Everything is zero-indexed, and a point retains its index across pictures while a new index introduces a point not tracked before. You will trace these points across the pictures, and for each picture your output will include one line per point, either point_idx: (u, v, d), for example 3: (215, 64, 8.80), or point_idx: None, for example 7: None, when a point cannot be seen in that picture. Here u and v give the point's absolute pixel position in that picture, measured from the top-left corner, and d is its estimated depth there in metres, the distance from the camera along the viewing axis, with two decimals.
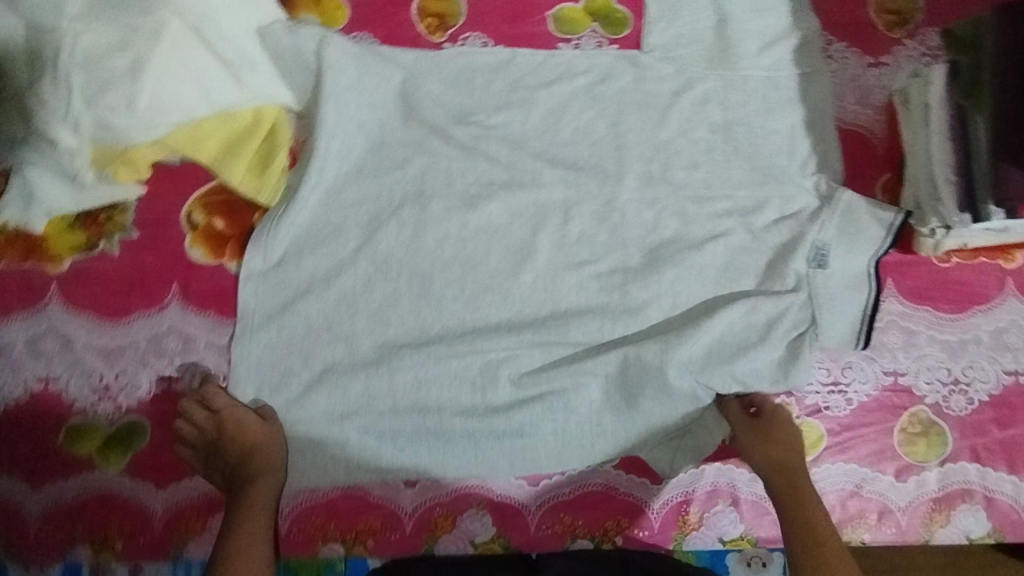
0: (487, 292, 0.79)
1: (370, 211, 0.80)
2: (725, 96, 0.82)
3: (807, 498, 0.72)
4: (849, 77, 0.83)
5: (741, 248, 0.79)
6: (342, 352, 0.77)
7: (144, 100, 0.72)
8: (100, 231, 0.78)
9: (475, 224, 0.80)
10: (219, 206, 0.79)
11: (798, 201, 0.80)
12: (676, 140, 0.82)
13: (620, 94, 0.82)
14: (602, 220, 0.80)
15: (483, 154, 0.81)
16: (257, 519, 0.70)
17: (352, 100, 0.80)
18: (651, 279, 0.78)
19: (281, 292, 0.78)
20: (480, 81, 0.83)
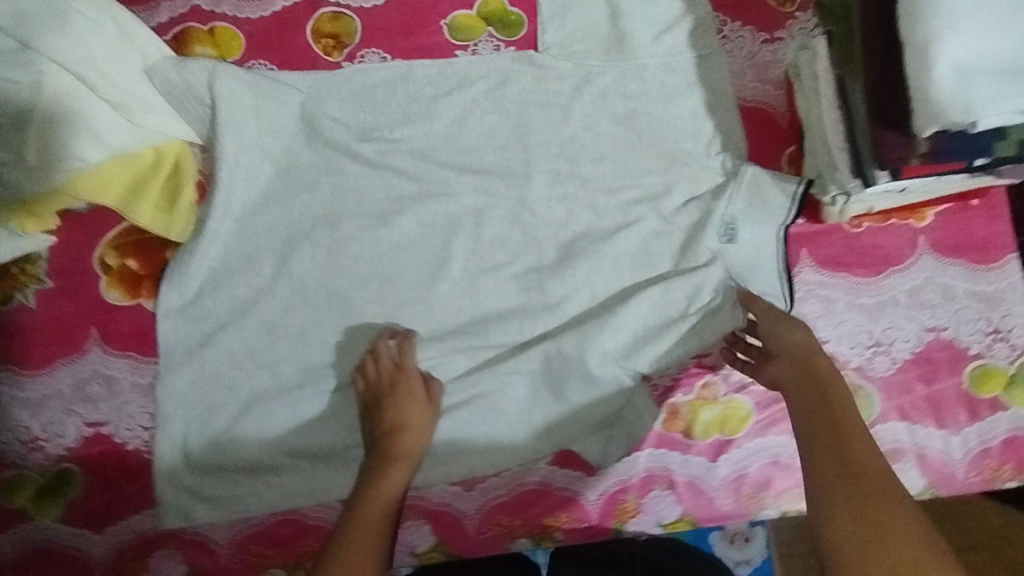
0: (407, 304, 0.79)
1: (284, 237, 0.81)
2: (623, 86, 0.82)
3: (833, 382, 0.69)
4: (746, 55, 0.84)
5: (654, 233, 0.80)
6: (268, 380, 0.78)
7: (35, 150, 0.73)
8: (15, 283, 0.78)
9: (392, 239, 0.80)
10: (131, 247, 0.79)
11: (704, 183, 0.80)
12: (580, 134, 0.82)
13: (520, 95, 0.83)
14: (515, 220, 0.80)
15: (389, 168, 0.82)
16: (387, 496, 0.70)
17: (253, 129, 0.80)
18: (567, 274, 0.79)
19: (201, 327, 0.79)
20: (380, 98, 0.83)
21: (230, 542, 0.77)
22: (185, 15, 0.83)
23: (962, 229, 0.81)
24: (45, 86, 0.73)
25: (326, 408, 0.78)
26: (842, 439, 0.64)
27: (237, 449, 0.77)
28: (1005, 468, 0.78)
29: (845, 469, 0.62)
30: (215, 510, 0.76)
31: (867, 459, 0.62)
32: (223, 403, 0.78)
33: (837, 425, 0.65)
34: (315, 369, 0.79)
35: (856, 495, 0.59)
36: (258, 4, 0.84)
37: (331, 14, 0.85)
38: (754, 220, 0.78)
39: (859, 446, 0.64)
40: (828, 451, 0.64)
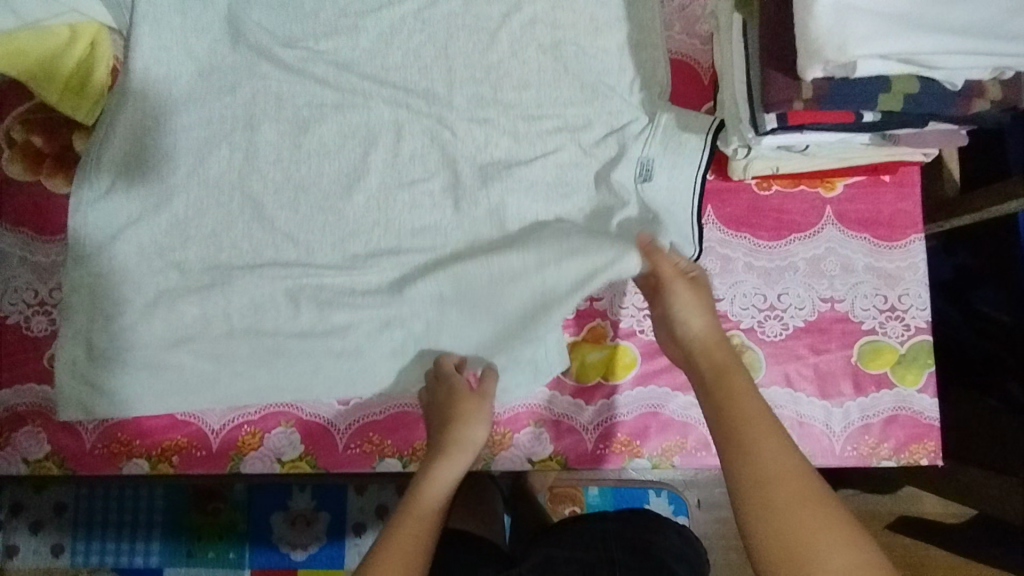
0: (320, 213, 0.78)
1: (202, 136, 0.78)
2: (552, 17, 0.80)
3: (729, 373, 0.63)
4: (675, 8, 0.83)
5: (571, 162, 0.79)
6: (152, 271, 0.76)
7: None
8: None
9: (307, 147, 0.79)
10: (38, 124, 0.79)
11: (629, 115, 0.79)
12: (506, 62, 0.80)
13: (450, 17, 0.81)
14: (433, 138, 0.79)
15: (311, 77, 0.79)
16: (436, 491, 0.68)
17: (176, 25, 0.79)
18: (482, 196, 0.78)
19: (104, 210, 0.76)
20: (308, 9, 0.80)
21: (98, 427, 0.76)
22: None
23: (870, 204, 0.80)
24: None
25: (218, 307, 0.75)
26: (750, 439, 0.58)
27: (110, 340, 0.74)
28: (884, 446, 0.77)
29: (763, 473, 0.57)
30: (99, 394, 0.74)
31: (777, 458, 0.57)
32: (116, 296, 0.75)
33: (740, 423, 0.60)
34: (214, 270, 0.76)
35: (783, 506, 0.55)
36: None
37: None
38: (666, 159, 0.76)
39: (766, 444, 0.58)
40: (743, 459, 0.58)
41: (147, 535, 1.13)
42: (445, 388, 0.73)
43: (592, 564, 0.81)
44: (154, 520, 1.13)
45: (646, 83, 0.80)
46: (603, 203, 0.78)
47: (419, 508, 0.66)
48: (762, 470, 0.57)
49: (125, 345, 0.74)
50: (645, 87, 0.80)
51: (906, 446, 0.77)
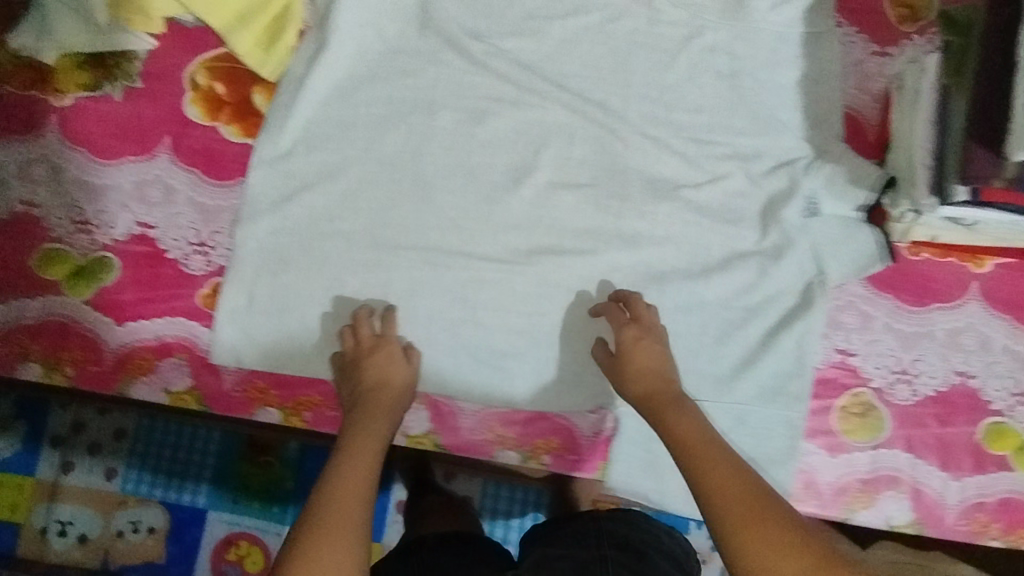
0: (487, 204, 0.81)
1: (382, 112, 0.82)
2: (733, 47, 0.83)
3: (679, 415, 0.69)
4: (852, 61, 0.83)
5: (738, 192, 0.81)
6: (324, 235, 0.80)
7: None
8: (106, 74, 0.80)
9: (481, 137, 0.82)
10: (222, 73, 0.81)
11: (799, 153, 0.81)
12: (682, 83, 0.82)
13: (630, 34, 0.83)
14: (602, 148, 0.81)
15: (492, 70, 0.82)
16: (371, 441, 0.69)
17: (376, 5, 0.83)
18: (648, 211, 0.80)
19: (283, 167, 0.80)
20: (498, 8, 0.84)
21: (236, 372, 0.78)
22: None
23: (1017, 287, 0.80)
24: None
25: (379, 279, 0.79)
26: (700, 462, 0.65)
27: (276, 292, 0.79)
28: (994, 525, 0.77)
29: (738, 497, 0.62)
30: (259, 336, 0.78)
31: (727, 475, 0.63)
32: (295, 256, 0.80)
33: (694, 445, 0.66)
34: (381, 241, 0.80)
35: (738, 523, 0.60)
36: None
37: None
38: (833, 203, 0.79)
39: (714, 467, 0.64)
40: (699, 478, 0.64)
41: (199, 474, 1.13)
42: (379, 356, 0.75)
43: (588, 561, 0.74)
44: (208, 461, 1.14)
45: (815, 124, 0.82)
46: (771, 237, 0.80)
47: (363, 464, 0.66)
48: (722, 496, 0.62)
49: (289, 298, 0.79)
50: (815, 126, 0.82)
51: (1016, 530, 0.77)
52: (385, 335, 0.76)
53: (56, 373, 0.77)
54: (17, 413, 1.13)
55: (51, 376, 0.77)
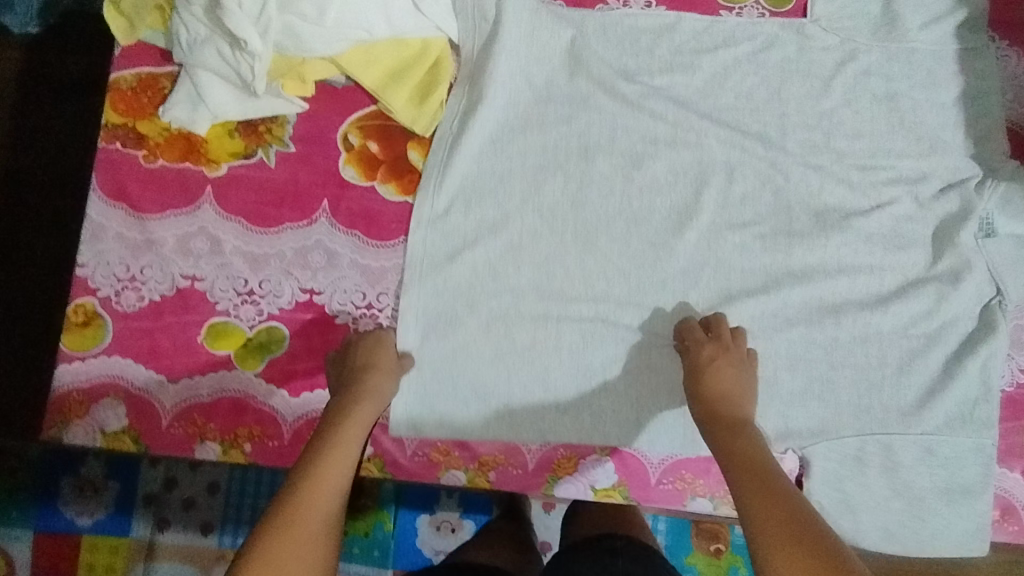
0: (652, 249, 0.78)
1: (536, 161, 0.80)
2: (887, 69, 0.81)
3: (740, 438, 0.64)
4: (1012, 74, 0.82)
5: (906, 217, 0.79)
6: (487, 289, 0.77)
7: (331, 15, 0.75)
8: (259, 141, 0.80)
9: (640, 181, 0.79)
10: (374, 131, 0.80)
11: (966, 172, 0.79)
12: (840, 108, 0.80)
13: (783, 62, 0.82)
14: (765, 181, 0.79)
15: (647, 110, 0.80)
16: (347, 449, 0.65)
17: (524, 51, 0.81)
18: (818, 244, 0.78)
19: (447, 221, 0.78)
20: (645, 44, 0.82)
21: (415, 433, 0.76)
22: None
23: None
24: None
25: (547, 333, 0.76)
26: (753, 476, 0.60)
27: (441, 353, 0.76)
28: None
29: (779, 523, 0.56)
30: (438, 396, 0.76)
31: (785, 497, 0.58)
32: (461, 316, 0.77)
33: (749, 462, 0.62)
34: (550, 294, 0.77)
35: (774, 543, 0.55)
36: None
37: None
38: (1010, 222, 0.78)
39: (761, 485, 0.59)
40: (748, 490, 0.59)
41: None
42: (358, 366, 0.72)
43: None
44: None
45: (980, 140, 0.80)
46: (946, 261, 0.77)
47: (334, 472, 0.63)
48: (769, 519, 0.56)
49: (458, 358, 0.76)
50: (980, 143, 0.80)
51: None
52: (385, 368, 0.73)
53: (234, 451, 0.75)
54: (107, 467, 0.99)
55: (229, 455, 0.75)
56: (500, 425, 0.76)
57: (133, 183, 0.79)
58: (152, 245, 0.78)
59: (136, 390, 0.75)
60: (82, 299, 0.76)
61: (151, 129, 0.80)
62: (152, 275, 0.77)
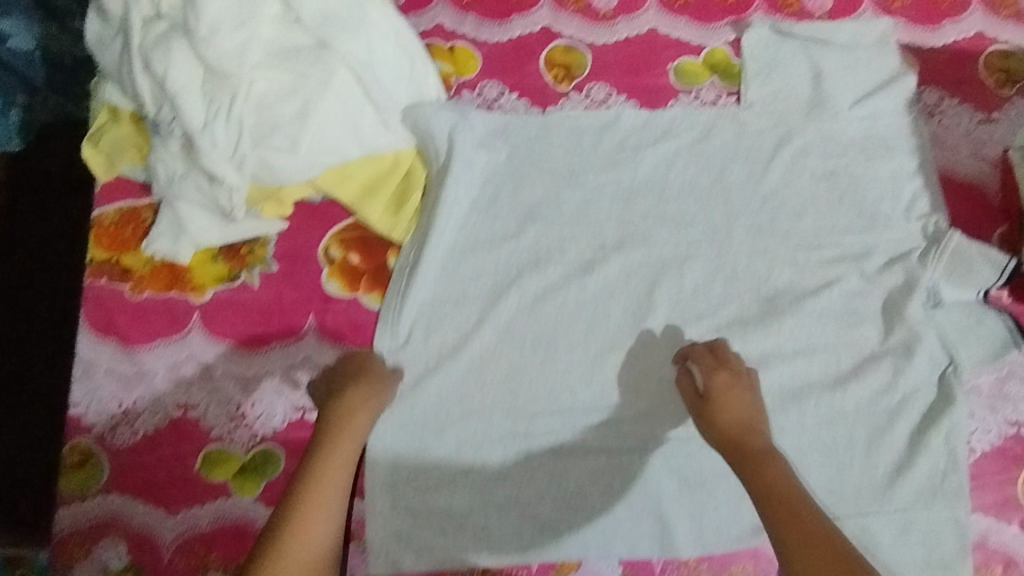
0: (612, 349, 0.80)
1: (489, 281, 0.82)
2: (824, 147, 0.84)
3: (766, 470, 0.65)
4: (964, 132, 0.85)
5: (855, 292, 0.81)
6: (457, 403, 0.78)
7: (306, 142, 0.73)
8: (242, 263, 0.82)
9: (591, 288, 0.81)
10: (355, 243, 0.82)
11: (908, 244, 0.82)
12: (781, 190, 0.83)
13: (723, 149, 0.84)
14: (715, 272, 0.82)
15: (594, 216, 0.83)
16: (334, 483, 0.66)
17: (478, 158, 0.83)
18: (772, 328, 0.79)
19: (410, 335, 0.80)
20: (588, 143, 0.85)
21: (417, 545, 0.75)
22: (428, 31, 0.87)
23: None
24: (302, 88, 0.71)
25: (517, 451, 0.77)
26: (795, 510, 0.62)
27: (421, 469, 0.77)
28: None
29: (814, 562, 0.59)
30: (410, 521, 0.75)
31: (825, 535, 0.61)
32: (425, 439, 0.77)
33: (784, 495, 0.63)
34: (515, 401, 0.79)
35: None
36: (500, 28, 0.88)
37: (565, 46, 0.87)
38: (956, 290, 0.79)
39: (808, 522, 0.61)
40: (787, 526, 0.61)
41: None
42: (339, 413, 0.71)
43: None
44: None
45: (925, 210, 0.82)
46: (898, 334, 0.79)
47: (324, 508, 0.64)
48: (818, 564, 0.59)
49: (439, 471, 0.77)
50: (923, 213, 0.82)
51: None
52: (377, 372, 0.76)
53: None
54: None
55: None
56: (496, 531, 0.75)
57: (121, 318, 0.80)
58: (143, 377, 0.79)
59: (135, 526, 0.75)
60: (76, 438, 0.77)
61: (135, 262, 0.82)
62: (145, 408, 0.78)
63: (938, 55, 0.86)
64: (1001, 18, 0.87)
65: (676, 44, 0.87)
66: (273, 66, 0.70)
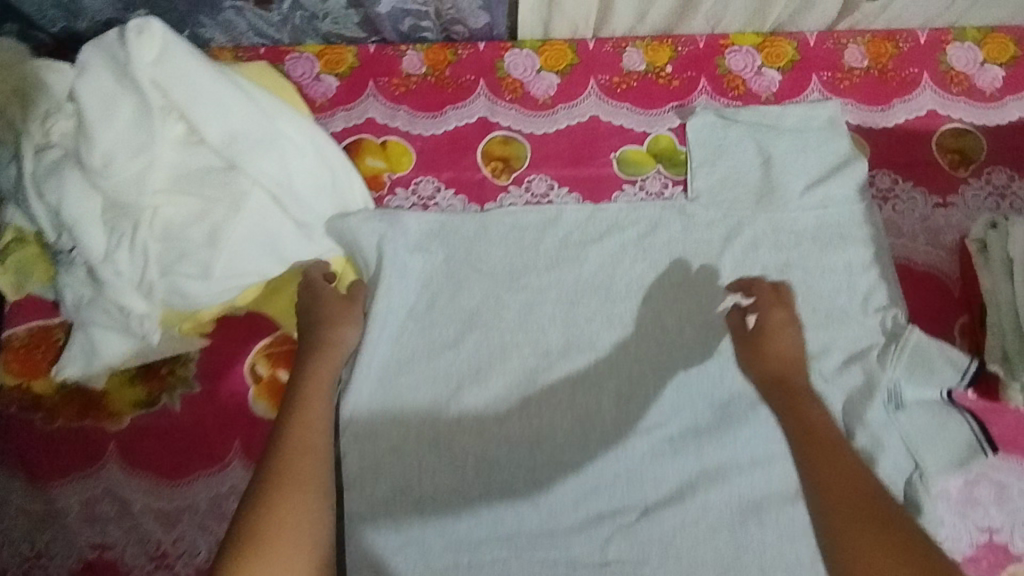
0: (558, 468, 0.75)
1: (428, 394, 0.77)
2: (775, 238, 0.80)
3: (806, 408, 0.61)
4: (919, 218, 0.81)
5: (811, 395, 0.75)
6: (392, 532, 0.72)
7: (219, 267, 0.68)
8: (162, 385, 0.77)
9: (535, 399, 0.77)
10: (283, 357, 0.77)
11: (867, 342, 0.77)
12: (731, 286, 0.79)
13: (670, 242, 0.80)
14: (665, 377, 0.77)
15: (537, 320, 0.79)
16: (317, 421, 0.62)
17: (412, 263, 0.79)
18: (727, 439, 0.76)
19: (342, 457, 0.75)
20: (529, 241, 0.81)
21: None
22: (360, 126, 0.83)
23: None
24: (211, 212, 0.66)
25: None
26: (821, 455, 0.56)
27: None
28: None
29: (848, 508, 0.52)
30: None
31: (864, 486, 0.53)
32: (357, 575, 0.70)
33: (815, 440, 0.58)
34: (456, 527, 0.73)
35: (847, 530, 0.51)
36: (434, 122, 0.83)
37: (503, 137, 0.83)
38: (917, 390, 0.75)
39: (839, 472, 0.55)
40: (823, 467, 0.55)
41: None
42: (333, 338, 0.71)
43: None
44: None
45: (883, 303, 0.78)
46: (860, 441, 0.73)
47: (308, 457, 0.59)
48: (847, 508, 0.52)
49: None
50: (881, 306, 0.78)
51: None
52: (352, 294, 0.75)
53: None
54: None
55: None
56: None
57: (31, 450, 0.75)
58: (55, 516, 0.73)
59: None
60: None
61: (46, 388, 0.77)
62: (57, 550, 0.72)
63: (890, 136, 0.83)
64: (953, 96, 0.83)
65: (619, 131, 0.83)
66: (177, 192, 0.65)
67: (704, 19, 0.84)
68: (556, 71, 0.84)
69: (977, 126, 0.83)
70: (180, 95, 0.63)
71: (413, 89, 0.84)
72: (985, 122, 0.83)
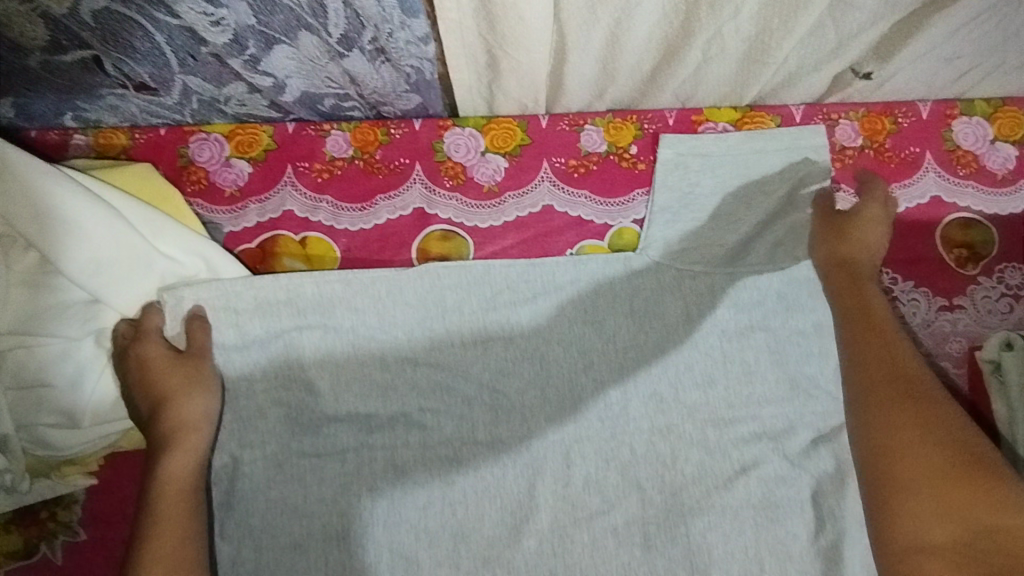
0: (484, 567, 0.64)
1: (338, 499, 0.65)
2: (740, 309, 0.70)
3: (863, 290, 0.65)
4: (920, 323, 0.70)
5: (776, 479, 0.67)
6: None
7: (86, 413, 0.62)
8: (41, 531, 0.64)
9: (461, 483, 0.66)
10: None
11: (837, 418, 0.68)
12: (684, 353, 0.69)
13: (617, 303, 0.70)
14: (610, 459, 0.67)
15: (468, 416, 0.67)
16: (175, 528, 0.57)
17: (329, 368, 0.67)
18: (679, 533, 0.66)
19: None
20: (461, 324, 0.69)
21: None
22: (276, 220, 0.71)
23: None
24: (75, 352, 0.62)
25: None
26: (873, 350, 0.61)
27: None
28: None
29: (888, 379, 0.59)
30: None
31: (909, 371, 0.60)
32: None
33: (873, 331, 0.63)
34: None
35: (887, 410, 0.58)
36: (362, 215, 0.71)
37: (442, 232, 0.71)
38: None
39: (888, 356, 0.61)
40: (870, 355, 0.61)
41: None
42: (178, 421, 0.61)
43: None
44: None
45: None
46: (826, 533, 0.65)
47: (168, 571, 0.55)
48: (883, 393, 0.59)
49: None
50: None
51: None
52: (192, 346, 0.64)
53: None
54: None
55: None
56: None
57: None
58: None
59: None
60: None
61: None
62: None
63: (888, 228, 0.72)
64: (960, 179, 0.72)
65: (575, 224, 0.72)
66: (31, 332, 0.60)
67: (672, 94, 0.73)
68: (503, 154, 0.73)
69: (987, 215, 0.72)
70: (26, 224, 0.59)
71: (338, 175, 0.72)
72: (995, 210, 0.72)
